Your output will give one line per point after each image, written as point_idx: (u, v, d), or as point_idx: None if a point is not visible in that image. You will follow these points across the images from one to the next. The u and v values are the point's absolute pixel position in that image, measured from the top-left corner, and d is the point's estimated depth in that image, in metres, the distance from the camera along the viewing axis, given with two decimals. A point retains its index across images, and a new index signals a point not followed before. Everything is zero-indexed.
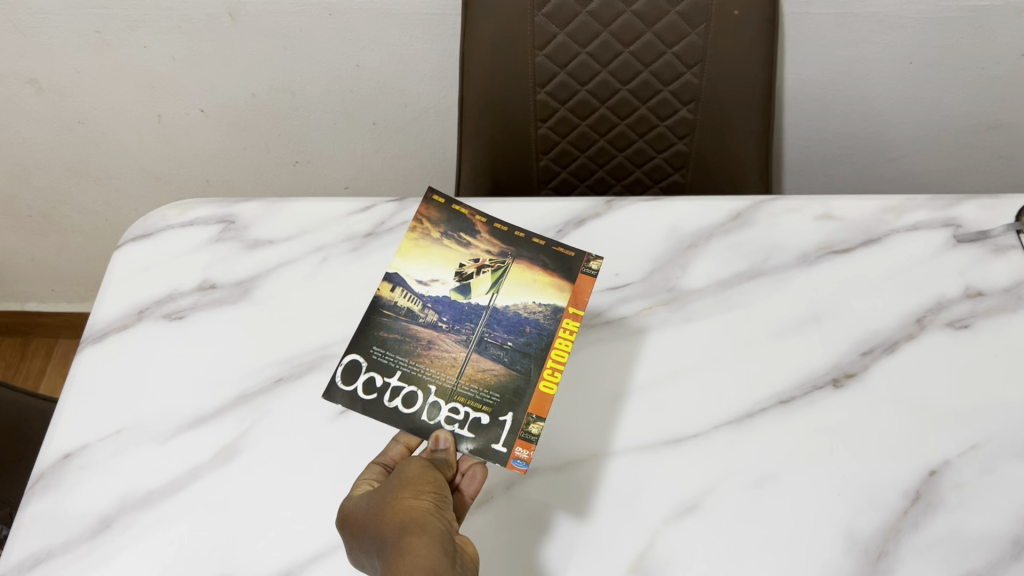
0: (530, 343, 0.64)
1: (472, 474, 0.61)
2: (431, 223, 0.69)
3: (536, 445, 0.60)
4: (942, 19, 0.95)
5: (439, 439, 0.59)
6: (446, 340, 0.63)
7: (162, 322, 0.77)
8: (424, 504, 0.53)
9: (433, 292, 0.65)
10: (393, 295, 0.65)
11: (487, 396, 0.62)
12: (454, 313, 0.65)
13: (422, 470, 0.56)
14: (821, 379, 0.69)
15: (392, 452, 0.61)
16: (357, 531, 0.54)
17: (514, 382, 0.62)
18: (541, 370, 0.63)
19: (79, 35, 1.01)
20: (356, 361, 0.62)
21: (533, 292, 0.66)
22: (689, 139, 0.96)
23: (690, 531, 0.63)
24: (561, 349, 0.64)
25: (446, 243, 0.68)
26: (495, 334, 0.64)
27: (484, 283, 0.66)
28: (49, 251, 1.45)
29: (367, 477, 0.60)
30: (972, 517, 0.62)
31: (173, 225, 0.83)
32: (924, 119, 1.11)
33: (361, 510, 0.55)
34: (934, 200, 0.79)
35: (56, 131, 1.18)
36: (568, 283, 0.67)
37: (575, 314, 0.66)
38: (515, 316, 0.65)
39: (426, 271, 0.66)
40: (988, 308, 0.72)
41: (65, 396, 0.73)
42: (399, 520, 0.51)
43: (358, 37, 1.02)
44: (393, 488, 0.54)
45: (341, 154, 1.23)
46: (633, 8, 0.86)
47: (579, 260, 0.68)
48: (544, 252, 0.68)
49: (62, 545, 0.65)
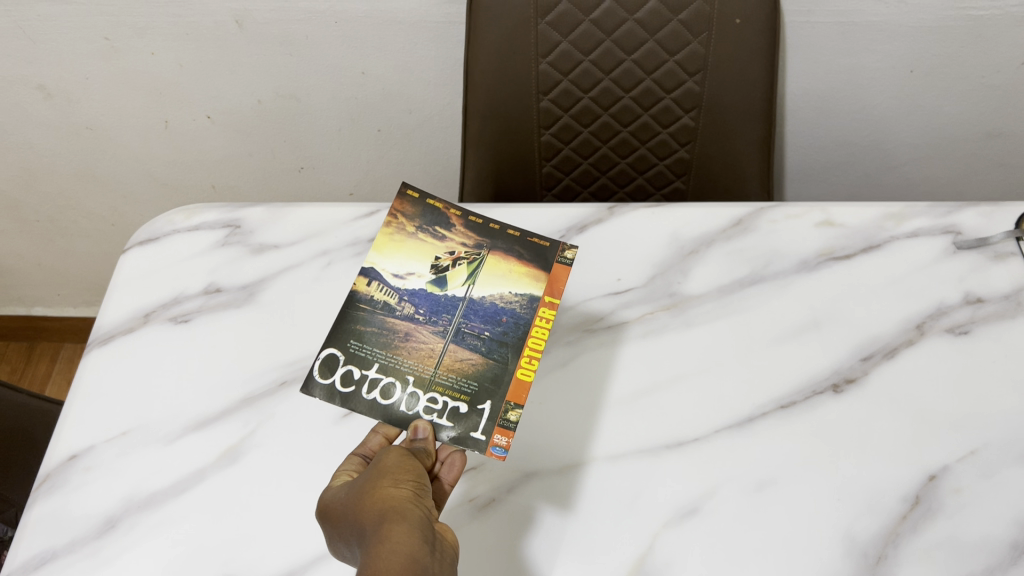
0: (508, 332, 0.64)
1: (451, 462, 0.62)
2: (406, 218, 0.69)
3: (514, 433, 0.61)
4: (942, 28, 0.96)
5: (417, 429, 0.60)
6: (422, 331, 0.64)
7: (168, 325, 0.77)
8: (404, 492, 0.54)
9: (409, 286, 0.66)
10: (369, 289, 0.66)
11: (465, 385, 0.62)
12: (430, 305, 0.65)
13: (400, 459, 0.57)
14: (821, 385, 0.70)
15: (372, 443, 0.63)
16: (338, 522, 0.54)
17: (491, 371, 0.63)
18: (518, 358, 0.64)
19: (88, 41, 1.03)
20: (334, 355, 0.63)
21: (509, 282, 0.67)
22: (691, 146, 0.96)
23: (690, 535, 0.63)
24: (538, 338, 0.64)
25: (421, 236, 0.69)
26: (472, 325, 0.64)
27: (460, 275, 0.67)
28: (56, 255, 1.46)
29: (346, 468, 0.61)
30: (970, 522, 0.63)
31: (180, 229, 0.84)
32: (924, 128, 1.11)
33: (342, 501, 0.55)
34: (933, 208, 0.79)
35: (63, 137, 1.19)
36: (544, 272, 0.68)
37: (551, 302, 0.66)
38: (492, 306, 0.65)
39: (402, 265, 0.67)
40: (987, 314, 0.73)
41: (72, 398, 0.73)
42: (379, 508, 0.51)
43: (363, 44, 1.03)
44: (372, 478, 0.55)
45: (346, 161, 1.24)
46: (636, 16, 0.87)
47: (554, 250, 0.69)
48: (519, 243, 0.69)
49: (67, 545, 0.66)
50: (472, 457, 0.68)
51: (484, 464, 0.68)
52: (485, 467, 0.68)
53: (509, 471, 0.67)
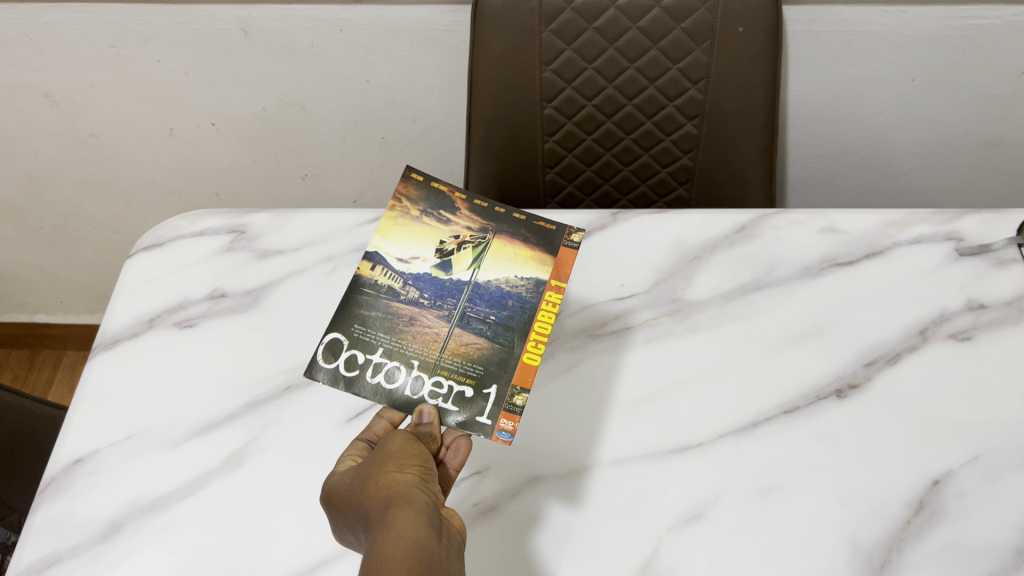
0: (513, 316, 0.65)
1: (457, 447, 0.63)
2: (410, 202, 0.69)
3: (520, 417, 0.61)
4: (943, 37, 0.97)
5: (423, 413, 0.60)
6: (427, 316, 0.64)
7: (173, 329, 0.78)
8: (409, 477, 0.54)
9: (413, 270, 0.66)
10: (373, 274, 0.66)
11: (471, 369, 0.62)
12: (435, 289, 0.65)
13: (405, 444, 0.57)
14: (824, 390, 0.70)
15: (377, 427, 0.64)
16: (343, 508, 0.55)
17: (496, 354, 0.63)
18: (524, 342, 0.64)
19: (94, 49, 1.04)
20: (338, 340, 0.63)
21: (515, 266, 0.67)
22: (694, 153, 0.97)
23: (693, 539, 0.63)
24: (544, 322, 0.65)
25: (425, 220, 0.68)
26: (477, 309, 0.65)
27: (465, 259, 0.67)
28: (60, 263, 1.47)
29: (351, 454, 0.61)
30: (974, 528, 0.63)
31: (185, 234, 0.84)
32: (926, 137, 1.12)
33: (347, 487, 0.55)
34: (936, 215, 0.80)
35: (68, 145, 1.20)
36: (549, 255, 0.68)
37: (557, 286, 0.67)
38: (497, 290, 0.66)
39: (406, 249, 0.67)
40: (989, 321, 0.73)
41: (78, 403, 0.74)
42: (384, 494, 0.52)
43: (367, 53, 1.04)
44: (377, 464, 0.55)
45: (351, 168, 1.25)
46: (640, 24, 0.87)
47: (560, 233, 0.69)
48: (524, 226, 0.69)
49: (72, 549, 0.66)
50: (477, 462, 0.68)
51: (490, 468, 0.68)
52: (489, 473, 0.68)
53: (514, 475, 0.67)
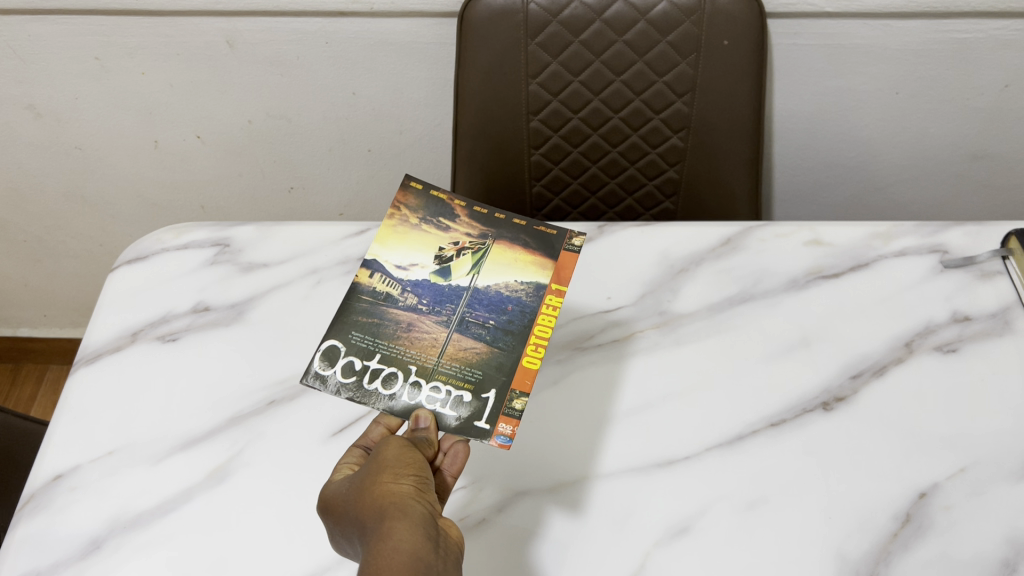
0: (513, 320, 0.64)
1: (454, 453, 0.61)
2: (409, 210, 0.69)
3: (519, 421, 0.60)
4: (926, 51, 0.98)
5: (420, 418, 0.59)
6: (425, 321, 0.64)
7: (156, 343, 0.77)
8: (405, 487, 0.53)
9: (412, 277, 0.66)
10: (371, 281, 0.66)
11: (469, 373, 0.62)
12: (434, 295, 0.65)
13: (400, 452, 0.56)
14: (811, 403, 0.70)
15: (374, 434, 0.63)
16: (339, 516, 0.54)
17: (495, 359, 0.63)
18: (524, 346, 0.63)
19: (78, 61, 1.03)
20: (334, 347, 0.62)
21: (515, 271, 0.66)
22: (679, 166, 0.97)
23: (681, 553, 0.62)
24: (544, 325, 0.64)
25: (425, 228, 0.68)
26: (476, 313, 0.64)
27: (464, 265, 0.66)
28: (43, 276, 1.45)
29: (347, 462, 0.61)
30: (960, 541, 0.62)
31: (168, 247, 0.84)
32: (912, 149, 1.13)
33: (343, 495, 0.55)
34: (920, 227, 0.81)
35: (52, 157, 1.19)
36: (550, 260, 0.67)
37: (558, 289, 0.66)
38: (496, 295, 0.65)
39: (405, 256, 0.67)
40: (975, 333, 0.73)
41: (56, 418, 0.72)
42: (380, 505, 0.51)
43: (355, 66, 1.04)
44: (372, 472, 0.54)
45: (337, 180, 1.24)
46: (625, 37, 0.88)
47: (561, 238, 0.69)
48: (525, 232, 0.69)
49: (50, 567, 0.64)
50: (464, 477, 0.68)
51: (477, 483, 0.67)
52: (476, 487, 0.67)
53: (502, 490, 0.67)
